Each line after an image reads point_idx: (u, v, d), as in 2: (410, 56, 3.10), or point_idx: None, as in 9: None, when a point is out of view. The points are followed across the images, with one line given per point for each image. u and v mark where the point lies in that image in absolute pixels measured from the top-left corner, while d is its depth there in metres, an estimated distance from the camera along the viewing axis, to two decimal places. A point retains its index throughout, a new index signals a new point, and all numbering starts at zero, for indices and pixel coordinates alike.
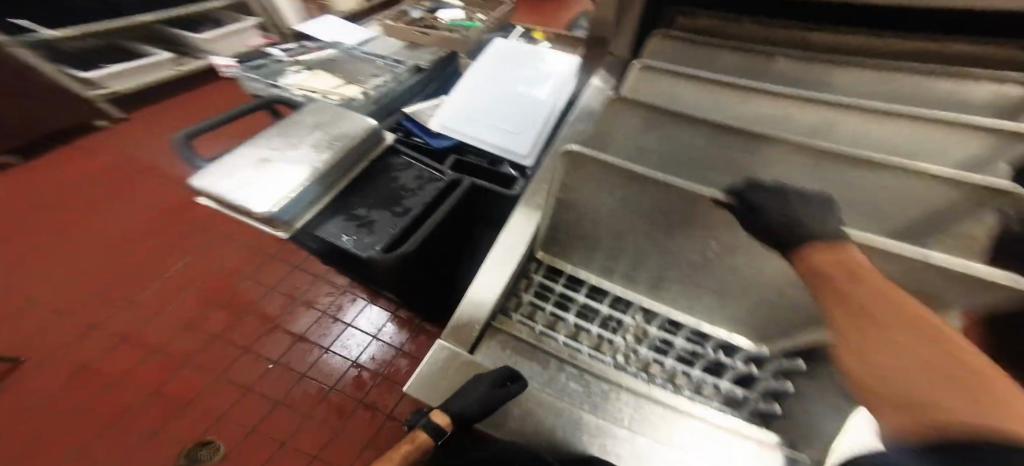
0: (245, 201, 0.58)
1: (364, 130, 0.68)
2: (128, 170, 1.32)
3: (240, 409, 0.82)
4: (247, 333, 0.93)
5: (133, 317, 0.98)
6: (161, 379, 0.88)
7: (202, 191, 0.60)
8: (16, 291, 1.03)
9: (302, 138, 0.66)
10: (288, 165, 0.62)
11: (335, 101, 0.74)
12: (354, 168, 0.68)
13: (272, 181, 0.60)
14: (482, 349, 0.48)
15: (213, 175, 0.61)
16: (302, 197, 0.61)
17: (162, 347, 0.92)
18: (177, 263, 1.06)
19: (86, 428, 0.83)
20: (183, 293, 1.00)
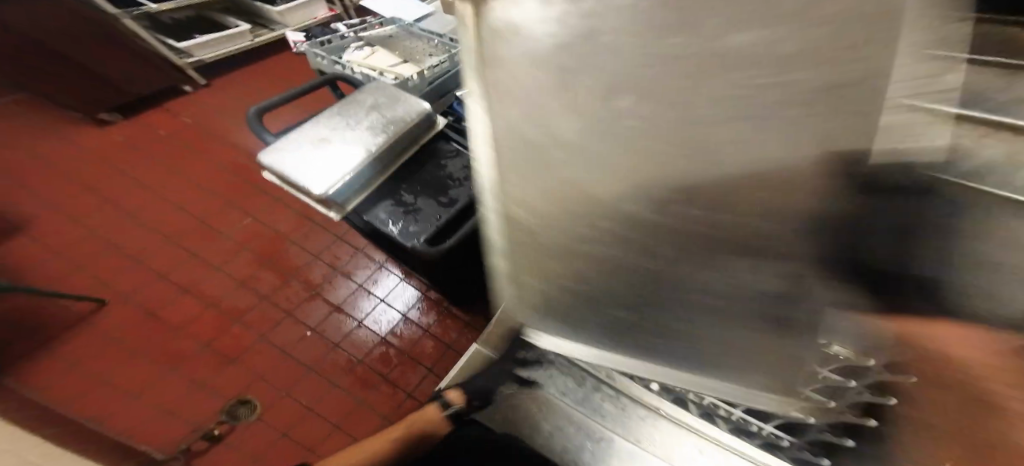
0: (306, 183, 0.61)
1: (418, 115, 0.69)
2: (201, 130, 1.42)
3: (277, 371, 0.87)
4: (290, 298, 0.97)
5: (195, 270, 1.05)
6: (212, 332, 0.95)
7: (268, 168, 0.64)
8: (101, 234, 1.15)
9: (359, 121, 0.68)
10: (345, 148, 0.64)
11: (391, 79, 0.74)
12: (408, 152, 0.69)
13: (329, 163, 0.63)
14: (517, 359, 0.49)
15: (277, 151, 0.65)
16: (355, 181, 0.63)
17: (216, 302, 0.99)
18: (235, 223, 1.13)
19: (149, 366, 0.92)
20: (238, 252, 1.07)
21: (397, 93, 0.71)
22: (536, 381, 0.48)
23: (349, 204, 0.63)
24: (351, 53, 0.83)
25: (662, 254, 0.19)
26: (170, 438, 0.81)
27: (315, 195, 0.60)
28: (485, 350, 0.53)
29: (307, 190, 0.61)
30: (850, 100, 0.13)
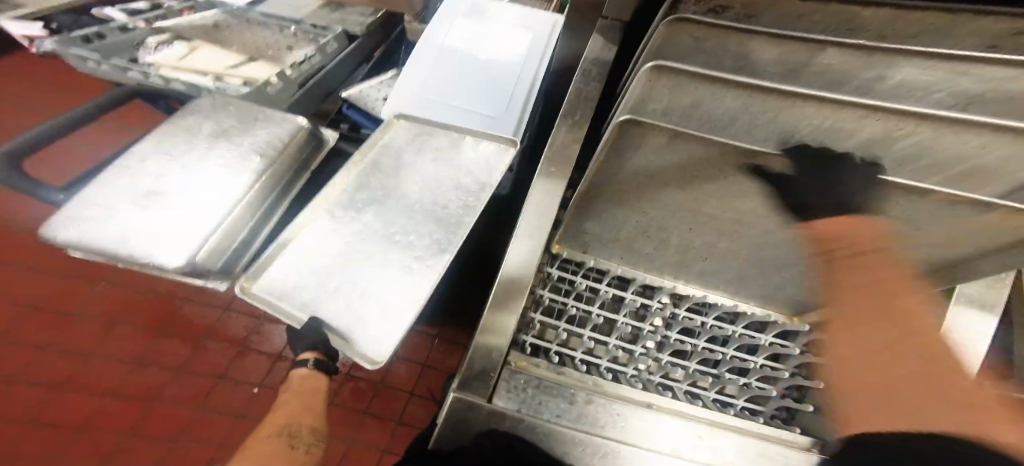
0: (152, 255, 0.50)
1: (292, 133, 0.59)
2: None
3: (234, 440, 0.81)
4: (213, 360, 0.87)
5: (67, 356, 0.89)
6: (130, 420, 0.84)
7: (69, 245, 0.50)
8: None
9: (208, 159, 0.57)
10: (204, 201, 0.54)
11: (242, 89, 0.63)
12: (289, 181, 0.59)
13: (185, 224, 0.52)
14: (503, 396, 0.54)
15: (87, 224, 0.52)
16: (232, 240, 0.53)
17: (116, 383, 0.87)
18: (91, 287, 0.96)
19: None
20: (115, 325, 0.92)
21: (251, 112, 0.60)
22: (526, 410, 0.53)
23: (234, 267, 0.53)
24: (155, 57, 0.66)
25: (409, 253, 0.53)
26: None
27: (169, 268, 0.49)
28: (467, 394, 0.54)
29: (153, 264, 0.50)
30: (443, 218, 0.55)
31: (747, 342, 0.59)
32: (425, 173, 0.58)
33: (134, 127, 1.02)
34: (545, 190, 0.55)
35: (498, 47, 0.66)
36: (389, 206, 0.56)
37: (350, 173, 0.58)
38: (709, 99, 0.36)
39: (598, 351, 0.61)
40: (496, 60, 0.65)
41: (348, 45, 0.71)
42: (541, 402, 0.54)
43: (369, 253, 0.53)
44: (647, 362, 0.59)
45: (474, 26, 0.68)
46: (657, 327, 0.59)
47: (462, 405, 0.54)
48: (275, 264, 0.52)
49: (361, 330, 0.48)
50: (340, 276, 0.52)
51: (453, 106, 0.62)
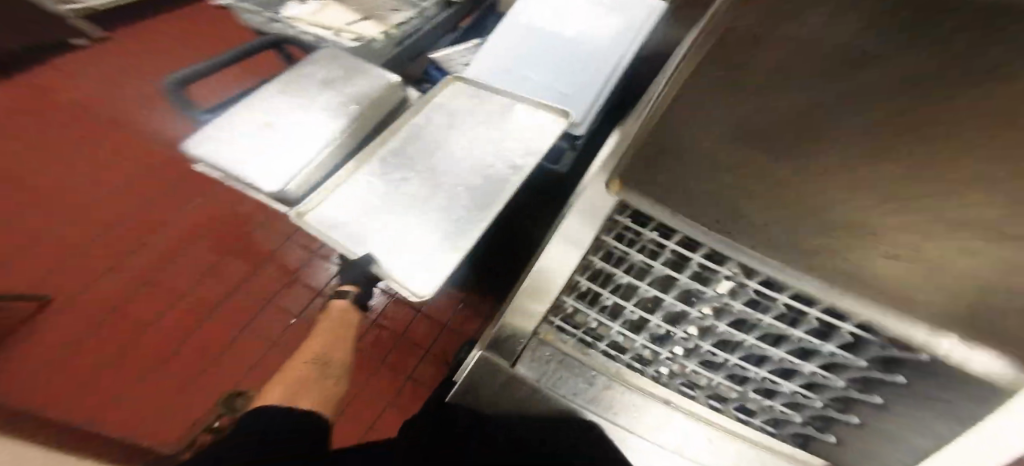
0: (256, 177, 0.60)
1: (384, 87, 0.67)
2: (124, 103, 1.32)
3: (264, 362, 0.94)
4: (269, 283, 1.01)
5: (157, 259, 1.06)
6: (190, 328, 0.98)
7: (200, 160, 0.62)
8: (43, 225, 1.11)
9: (314, 102, 0.67)
10: (302, 137, 0.63)
11: (353, 43, 0.73)
12: (373, 128, 0.67)
13: (285, 154, 0.62)
14: (525, 363, 0.53)
15: (213, 144, 0.63)
16: (317, 172, 0.61)
17: (188, 290, 1.02)
18: (189, 204, 1.13)
19: (134, 363, 0.95)
20: (198, 242, 1.07)
21: (355, 66, 0.69)
22: (545, 382, 0.52)
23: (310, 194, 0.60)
24: (293, 12, 0.79)
25: (459, 207, 0.56)
26: (168, 435, 0.88)
27: (266, 192, 0.59)
28: (491, 354, 0.53)
29: (255, 182, 0.60)
30: (494, 181, 0.58)
31: (786, 365, 0.45)
32: (486, 136, 0.62)
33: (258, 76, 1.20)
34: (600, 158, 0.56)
35: (585, 37, 0.70)
36: (446, 161, 0.61)
37: (417, 127, 0.64)
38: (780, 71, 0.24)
39: (624, 345, 0.54)
40: (581, 49, 0.69)
41: (445, 11, 0.78)
42: (561, 377, 0.52)
43: (426, 200, 0.57)
44: (668, 364, 0.52)
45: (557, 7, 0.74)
46: (688, 339, 0.47)
47: (484, 363, 0.53)
48: (335, 198, 0.58)
49: (405, 267, 0.52)
50: (393, 216, 0.56)
51: (525, 78, 0.68)
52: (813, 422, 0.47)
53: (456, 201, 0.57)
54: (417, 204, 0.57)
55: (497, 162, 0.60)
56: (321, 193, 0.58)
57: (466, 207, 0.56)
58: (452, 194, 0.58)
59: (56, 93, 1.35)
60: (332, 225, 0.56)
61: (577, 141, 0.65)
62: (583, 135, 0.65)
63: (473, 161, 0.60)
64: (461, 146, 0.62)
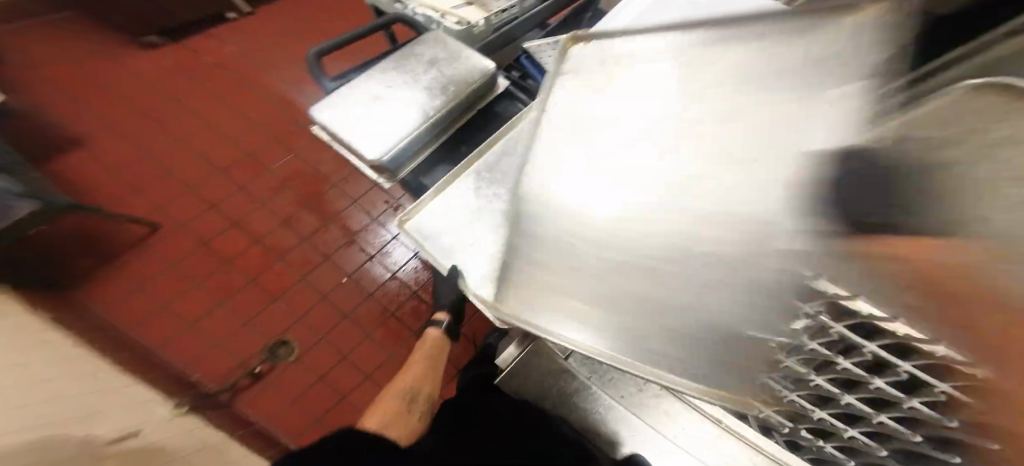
0: (361, 146, 0.66)
1: (480, 74, 0.70)
2: (243, 66, 1.50)
3: (313, 316, 1.01)
4: (330, 244, 1.09)
5: (241, 206, 1.18)
6: (257, 273, 1.07)
7: (319, 123, 0.69)
8: (161, 163, 1.28)
9: (417, 81, 0.70)
10: (401, 111, 0.68)
11: (456, 26, 0.75)
12: (463, 110, 0.71)
13: (385, 127, 0.67)
14: (575, 357, 0.55)
15: (331, 111, 0.69)
16: (409, 146, 0.67)
17: (261, 238, 1.12)
18: (278, 160, 1.25)
19: (206, 295, 1.06)
20: (279, 195, 1.18)
21: (457, 51, 0.72)
22: (595, 380, 0.54)
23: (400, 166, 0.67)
24: None
25: None
26: (219, 371, 0.96)
27: (367, 160, 0.65)
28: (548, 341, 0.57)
29: (360, 150, 0.66)
30: None
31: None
32: None
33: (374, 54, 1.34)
34: None
35: None
36: None
37: (506, 134, 0.67)
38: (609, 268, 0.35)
39: None
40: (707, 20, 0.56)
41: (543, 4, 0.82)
42: (612, 379, 0.53)
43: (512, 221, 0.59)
44: None
45: (658, 6, 0.59)
46: None
47: (544, 348, 0.57)
48: (432, 209, 0.63)
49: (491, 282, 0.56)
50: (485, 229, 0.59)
51: None
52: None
53: None
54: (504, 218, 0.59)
55: None
56: (419, 207, 0.63)
57: None
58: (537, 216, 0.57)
59: (203, 49, 1.56)
60: (429, 233, 0.62)
61: None
62: None
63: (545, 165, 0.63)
64: None
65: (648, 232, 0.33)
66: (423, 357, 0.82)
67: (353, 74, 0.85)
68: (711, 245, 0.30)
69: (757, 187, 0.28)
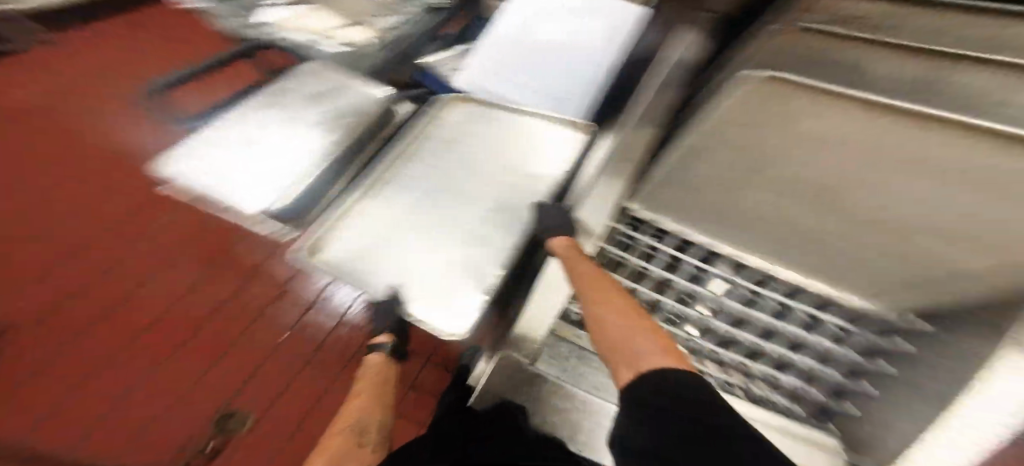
0: (237, 198, 0.57)
1: (375, 105, 0.66)
2: (62, 106, 1.20)
3: (259, 379, 0.93)
4: (256, 299, 1.00)
5: (117, 281, 0.98)
6: (170, 349, 0.93)
7: (175, 179, 0.58)
8: None
9: (300, 118, 0.64)
10: (291, 154, 0.61)
11: (345, 51, 0.73)
12: (365, 143, 0.65)
13: (268, 172, 0.59)
14: (543, 362, 0.56)
15: (192, 164, 0.59)
16: (311, 193, 0.59)
17: (162, 312, 0.96)
18: (155, 218, 1.07)
19: (102, 392, 0.87)
20: (171, 257, 1.02)
21: (344, 82, 0.68)
22: (565, 378, 0.55)
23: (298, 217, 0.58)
24: (276, 17, 0.77)
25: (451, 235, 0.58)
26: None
27: (250, 213, 0.56)
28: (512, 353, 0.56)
29: (237, 204, 0.57)
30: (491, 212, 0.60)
31: (796, 339, 0.54)
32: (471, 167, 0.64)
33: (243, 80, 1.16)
34: (604, 188, 0.55)
35: (578, 28, 0.70)
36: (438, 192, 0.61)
37: (414, 158, 0.64)
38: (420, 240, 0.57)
39: None
40: (574, 44, 0.70)
41: (433, 16, 0.81)
42: (582, 374, 0.55)
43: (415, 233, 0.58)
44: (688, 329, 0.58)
45: (527, 29, 0.72)
46: (703, 314, 0.56)
47: (509, 364, 0.56)
48: (345, 236, 0.58)
49: (410, 293, 0.54)
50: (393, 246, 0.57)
51: (511, 81, 0.70)
52: (828, 396, 0.54)
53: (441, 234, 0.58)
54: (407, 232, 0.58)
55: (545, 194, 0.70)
56: (327, 238, 0.57)
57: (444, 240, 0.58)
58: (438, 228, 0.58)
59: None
60: (348, 266, 0.56)
61: None
62: None
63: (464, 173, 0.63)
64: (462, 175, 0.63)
65: (446, 228, 0.58)
66: (370, 384, 0.73)
67: (216, 113, 0.73)
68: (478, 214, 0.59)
69: (492, 189, 0.62)
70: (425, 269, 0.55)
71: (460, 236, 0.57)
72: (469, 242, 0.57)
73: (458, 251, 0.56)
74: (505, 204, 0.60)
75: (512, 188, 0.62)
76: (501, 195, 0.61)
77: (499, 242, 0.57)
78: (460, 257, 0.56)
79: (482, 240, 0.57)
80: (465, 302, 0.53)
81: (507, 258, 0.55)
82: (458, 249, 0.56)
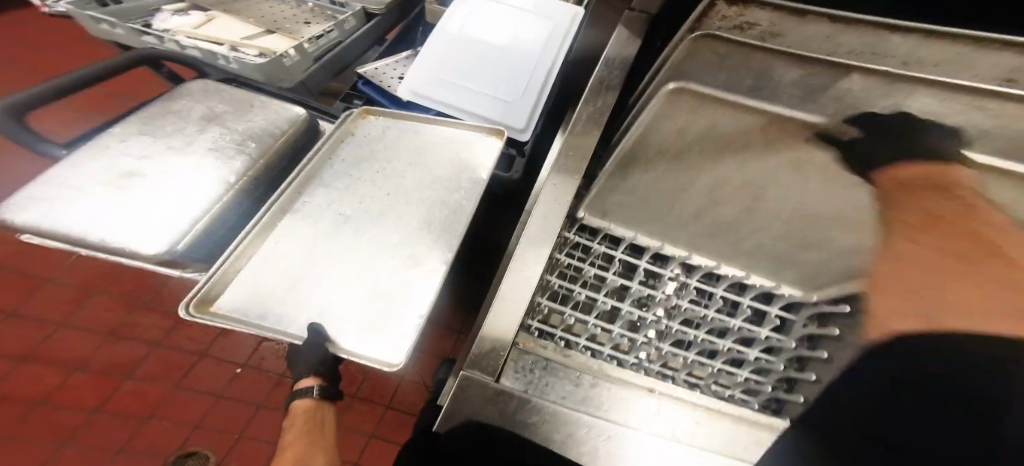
0: (128, 242, 0.49)
1: (291, 121, 0.62)
2: None
3: (212, 417, 0.85)
4: (196, 334, 0.91)
5: (33, 329, 0.89)
6: (102, 396, 0.85)
7: (25, 226, 0.49)
8: None
9: (194, 143, 0.58)
10: (188, 187, 0.54)
11: (258, 59, 0.62)
12: (280, 170, 0.61)
13: (163, 211, 0.52)
14: (509, 376, 0.52)
15: (58, 206, 0.50)
16: (215, 227, 0.53)
17: (86, 358, 0.87)
18: (70, 255, 0.97)
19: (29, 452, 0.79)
20: (91, 295, 0.92)
21: (244, 100, 0.62)
22: (532, 391, 0.52)
23: (210, 255, 0.53)
24: (174, 22, 0.67)
25: (384, 254, 0.54)
26: None
27: (145, 255, 0.49)
28: (474, 372, 0.52)
29: (127, 248, 0.49)
30: (424, 225, 0.57)
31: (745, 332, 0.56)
32: (399, 181, 0.60)
33: (139, 101, 1.12)
34: (558, 190, 0.53)
35: (519, 34, 0.69)
36: (369, 211, 0.58)
37: (336, 177, 0.60)
38: (338, 266, 0.53)
39: (602, 338, 0.59)
40: (516, 49, 0.68)
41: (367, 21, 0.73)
42: (548, 383, 0.53)
43: (340, 259, 0.54)
44: (648, 332, 0.57)
45: (468, 32, 0.69)
46: (660, 316, 0.56)
47: (471, 384, 0.52)
48: (256, 268, 0.53)
49: (331, 324, 0.49)
50: (315, 275, 0.53)
51: (460, 87, 0.65)
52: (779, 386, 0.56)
53: (376, 258, 0.54)
54: (329, 259, 0.54)
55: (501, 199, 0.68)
56: (224, 280, 0.51)
57: (376, 262, 0.54)
58: (366, 252, 0.54)
59: None
60: (255, 307, 0.50)
61: (524, 146, 0.66)
62: (527, 143, 0.66)
63: (396, 188, 0.59)
64: (392, 189, 0.59)
65: (374, 251, 0.54)
66: (295, 438, 0.62)
67: (89, 135, 0.61)
68: (407, 232, 0.56)
69: (421, 201, 0.58)
70: (348, 301, 0.51)
71: (390, 257, 0.54)
72: (401, 259, 0.54)
73: (389, 271, 0.53)
74: (431, 215, 0.57)
75: (439, 197, 0.58)
76: (427, 208, 0.57)
77: (427, 259, 0.54)
78: (388, 278, 0.52)
79: (412, 260, 0.53)
80: (393, 326, 0.50)
81: (437, 275, 0.52)
82: (392, 273, 0.53)
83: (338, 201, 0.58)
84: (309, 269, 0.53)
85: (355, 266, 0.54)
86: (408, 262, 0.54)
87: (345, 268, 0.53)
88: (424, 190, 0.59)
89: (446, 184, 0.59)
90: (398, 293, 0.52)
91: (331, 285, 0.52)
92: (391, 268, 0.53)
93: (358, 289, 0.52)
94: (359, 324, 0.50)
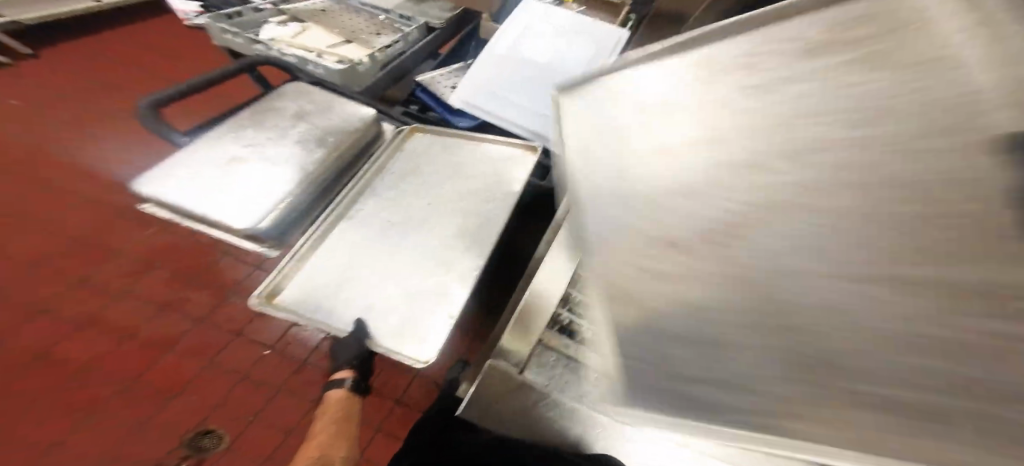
0: (223, 216, 0.55)
1: (361, 121, 0.69)
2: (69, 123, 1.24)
3: (233, 401, 0.86)
4: (234, 317, 0.95)
5: (92, 296, 0.95)
6: (139, 370, 0.88)
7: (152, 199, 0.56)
8: None
9: (285, 135, 0.65)
10: (274, 170, 0.60)
11: (339, 66, 0.73)
12: (349, 162, 0.68)
13: (254, 193, 0.57)
14: (533, 368, 0.52)
15: (169, 180, 0.57)
16: (293, 209, 0.59)
17: (130, 331, 0.92)
18: (136, 232, 1.05)
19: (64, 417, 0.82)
20: (149, 270, 0.99)
21: (328, 100, 0.70)
22: (552, 387, 0.51)
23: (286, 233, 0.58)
24: (274, 30, 0.79)
25: (428, 246, 0.59)
26: None
27: (236, 229, 0.54)
28: (500, 362, 0.53)
29: (218, 220, 0.55)
30: (468, 227, 0.61)
31: None
32: (449, 185, 0.66)
33: (235, 101, 1.29)
34: None
35: (562, 52, 0.76)
36: (421, 207, 0.64)
37: (391, 178, 0.67)
38: (391, 260, 0.58)
39: None
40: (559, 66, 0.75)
41: (428, 35, 0.84)
42: (568, 381, 0.52)
43: (390, 247, 0.59)
44: None
45: (517, 50, 0.77)
46: None
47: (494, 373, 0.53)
48: (312, 264, 0.59)
49: (373, 313, 0.54)
50: (362, 267, 0.58)
51: (507, 99, 0.72)
52: None
53: (420, 253, 0.59)
54: (384, 253, 0.59)
55: (533, 203, 0.72)
56: (289, 276, 0.58)
57: (420, 258, 0.58)
58: (414, 246, 0.60)
59: None
60: (319, 290, 0.57)
61: None
62: None
63: (446, 190, 0.65)
64: (441, 194, 0.65)
65: (419, 246, 0.59)
66: (325, 425, 0.57)
67: (206, 125, 0.70)
68: (451, 232, 0.60)
69: (467, 205, 0.63)
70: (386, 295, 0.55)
71: (432, 252, 0.59)
72: (441, 245, 0.59)
73: (431, 263, 0.58)
74: (472, 216, 0.62)
75: (483, 199, 0.64)
76: (469, 212, 0.62)
77: (467, 250, 0.58)
78: (432, 270, 0.57)
79: (455, 253, 0.58)
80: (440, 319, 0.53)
81: (471, 276, 0.56)
82: (434, 269, 0.57)
83: (391, 199, 0.65)
84: (363, 249, 0.60)
85: (400, 256, 0.59)
86: (447, 256, 0.58)
87: (393, 257, 0.59)
88: (471, 197, 0.64)
89: (494, 192, 0.64)
90: (440, 281, 0.56)
91: (382, 275, 0.57)
92: (432, 259, 0.58)
93: (404, 276, 0.57)
94: (404, 304, 0.55)
